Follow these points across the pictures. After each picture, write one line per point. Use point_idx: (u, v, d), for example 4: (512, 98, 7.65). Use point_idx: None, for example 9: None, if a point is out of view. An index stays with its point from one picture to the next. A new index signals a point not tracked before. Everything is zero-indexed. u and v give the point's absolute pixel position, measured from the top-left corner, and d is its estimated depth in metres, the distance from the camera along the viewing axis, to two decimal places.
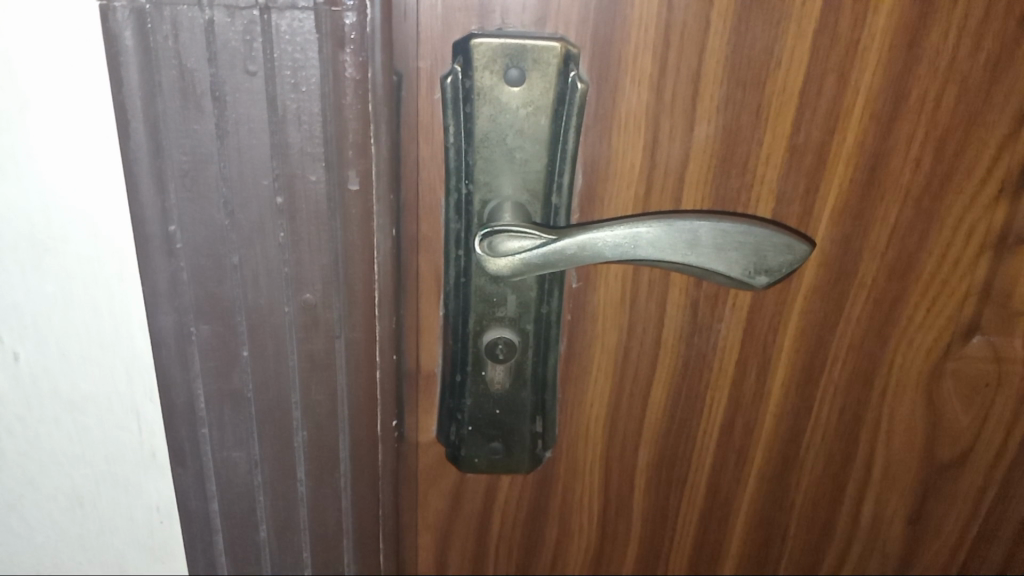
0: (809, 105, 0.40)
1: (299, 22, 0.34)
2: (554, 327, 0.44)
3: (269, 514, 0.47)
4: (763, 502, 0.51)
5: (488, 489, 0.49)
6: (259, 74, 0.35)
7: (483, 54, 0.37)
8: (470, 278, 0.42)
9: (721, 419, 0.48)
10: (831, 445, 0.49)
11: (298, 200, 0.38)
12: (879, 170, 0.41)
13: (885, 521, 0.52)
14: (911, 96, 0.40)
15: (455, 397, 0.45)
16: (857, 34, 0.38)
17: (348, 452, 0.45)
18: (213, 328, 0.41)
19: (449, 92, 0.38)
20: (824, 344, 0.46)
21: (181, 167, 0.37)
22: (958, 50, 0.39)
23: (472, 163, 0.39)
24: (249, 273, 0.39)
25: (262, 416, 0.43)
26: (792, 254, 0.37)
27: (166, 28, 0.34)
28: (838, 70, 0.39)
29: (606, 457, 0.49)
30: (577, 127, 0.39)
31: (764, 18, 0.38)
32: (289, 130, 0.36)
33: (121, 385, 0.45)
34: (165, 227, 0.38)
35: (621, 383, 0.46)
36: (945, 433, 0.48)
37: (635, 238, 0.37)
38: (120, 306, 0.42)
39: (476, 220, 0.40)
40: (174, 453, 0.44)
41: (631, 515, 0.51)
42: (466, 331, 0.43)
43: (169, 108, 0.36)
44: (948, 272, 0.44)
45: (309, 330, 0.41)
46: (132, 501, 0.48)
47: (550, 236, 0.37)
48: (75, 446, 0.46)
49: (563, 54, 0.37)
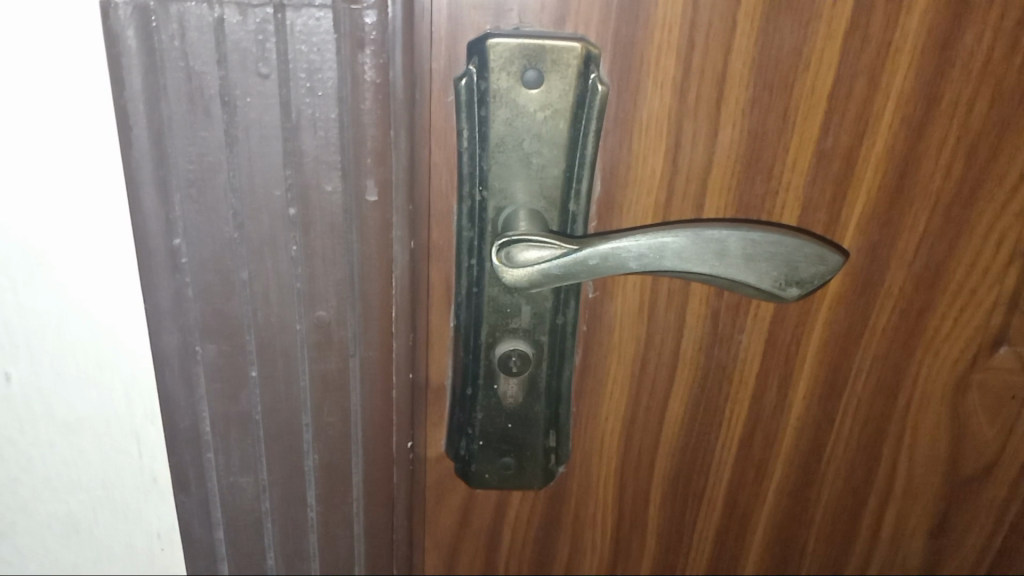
0: (837, 109, 0.38)
1: (316, 21, 0.33)
2: (570, 338, 0.42)
3: (276, 542, 0.46)
4: (782, 517, 0.50)
5: (498, 508, 0.47)
6: (272, 76, 0.34)
7: (499, 55, 0.35)
8: (482, 288, 0.39)
9: (739, 433, 0.46)
10: (852, 458, 0.48)
11: (312, 211, 0.37)
12: (908, 176, 0.40)
13: (906, 535, 0.50)
14: (942, 101, 0.38)
15: (466, 411, 0.43)
16: (888, 35, 0.37)
17: (362, 475, 0.44)
18: (219, 348, 0.40)
19: (463, 94, 0.36)
20: (848, 356, 0.44)
21: (188, 177, 0.36)
22: (992, 52, 0.37)
23: (486, 169, 0.37)
24: (257, 288, 0.38)
25: (271, 439, 0.42)
26: (824, 265, 0.36)
27: (172, 26, 0.33)
28: (869, 72, 0.37)
29: (621, 474, 0.47)
30: (597, 131, 0.37)
31: (794, 18, 0.36)
32: (303, 136, 0.35)
33: (120, 407, 0.43)
34: (170, 241, 0.37)
35: (638, 397, 0.45)
36: (970, 445, 0.47)
37: (661, 248, 0.35)
38: (119, 325, 0.40)
39: (490, 229, 0.38)
40: (178, 479, 0.43)
41: (646, 532, 0.50)
42: (478, 344, 0.41)
43: (175, 113, 0.34)
44: (976, 282, 0.42)
45: (321, 348, 0.40)
46: (132, 527, 0.47)
47: (570, 246, 0.35)
48: (71, 471, 0.44)
49: (584, 55, 0.36)
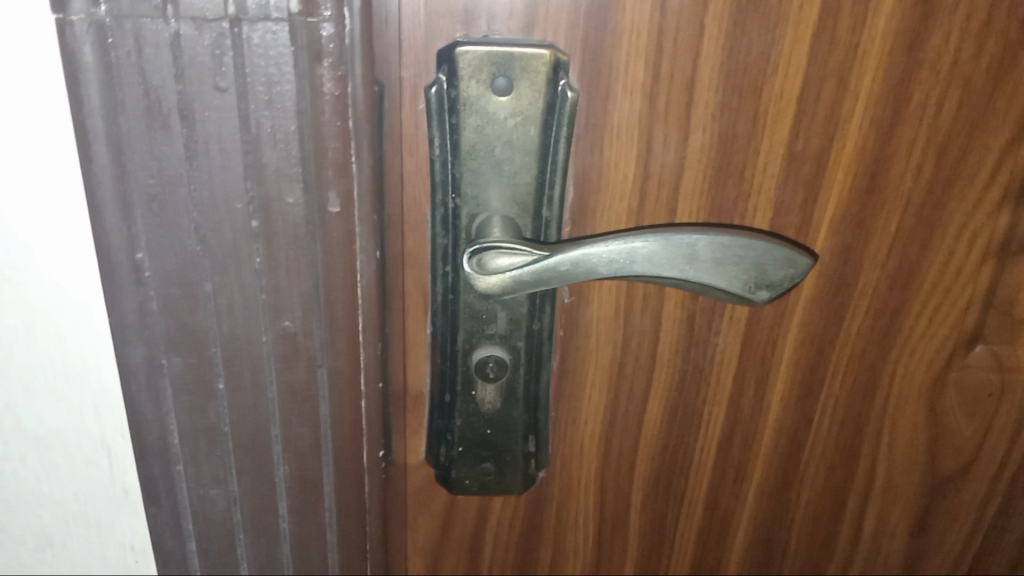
0: (807, 111, 0.38)
1: (272, 34, 0.32)
2: (547, 343, 0.42)
3: (249, 553, 0.45)
4: (763, 518, 0.50)
5: (480, 511, 0.48)
6: (230, 90, 0.33)
7: (468, 63, 0.35)
8: (458, 295, 0.40)
9: (718, 436, 0.46)
10: (831, 458, 0.48)
11: (275, 223, 0.36)
12: (879, 177, 0.40)
13: (887, 534, 0.51)
14: (911, 102, 0.38)
15: (444, 417, 0.43)
16: (855, 37, 0.37)
17: (333, 485, 0.43)
18: (185, 360, 0.39)
19: (434, 102, 0.36)
20: (825, 356, 0.44)
21: (148, 191, 0.35)
22: (960, 53, 0.37)
23: (458, 176, 0.37)
24: (222, 302, 0.38)
25: (242, 450, 0.42)
26: (793, 269, 0.36)
27: (128, 43, 0.32)
28: (837, 75, 0.38)
29: (602, 477, 0.47)
30: (568, 137, 0.37)
31: (761, 22, 0.36)
32: (264, 150, 0.34)
33: (90, 420, 0.43)
34: (133, 255, 0.37)
35: (616, 400, 0.45)
36: (949, 444, 0.47)
37: (631, 254, 0.35)
38: (87, 337, 0.40)
39: (464, 235, 0.39)
40: (147, 493, 0.43)
41: (628, 534, 0.50)
42: (455, 350, 0.41)
43: (134, 128, 0.34)
44: (950, 281, 0.43)
45: (288, 360, 0.39)
46: (106, 539, 0.47)
47: (541, 253, 0.35)
48: (43, 485, 0.44)
49: (552, 62, 0.36)
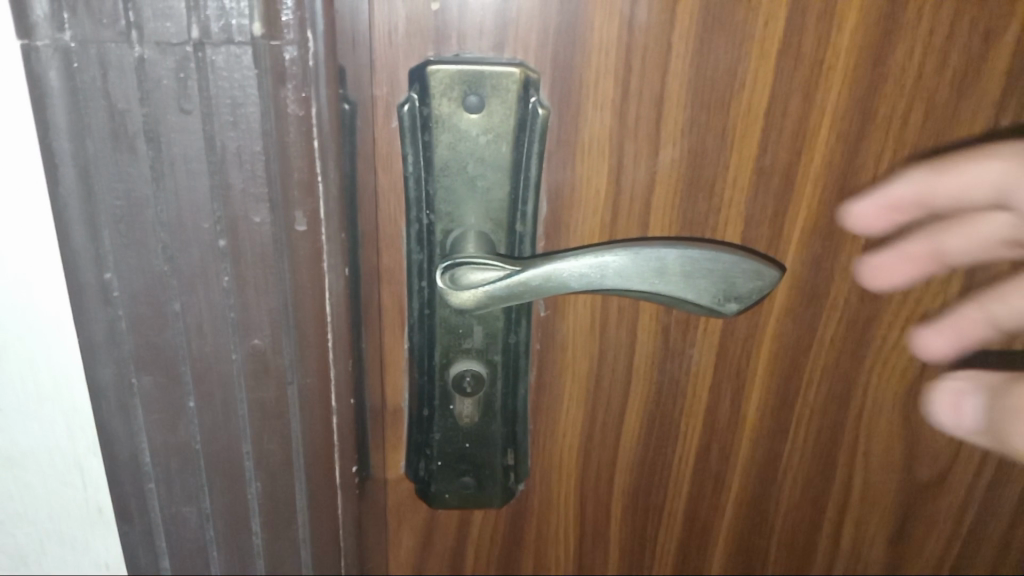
0: (774, 126, 0.39)
1: (236, 58, 0.32)
2: (524, 357, 0.42)
3: (223, 570, 0.45)
4: (742, 527, 0.50)
5: (460, 525, 0.48)
6: (195, 112, 0.33)
7: (440, 81, 0.36)
8: (434, 310, 0.40)
9: (696, 447, 0.47)
10: (808, 468, 0.48)
11: (242, 242, 0.36)
12: (848, 190, 0.41)
13: (866, 543, 0.51)
14: (877, 116, 0.39)
15: (423, 432, 0.44)
16: (820, 53, 0.37)
17: (305, 499, 0.43)
18: (155, 379, 0.39)
19: (406, 120, 0.37)
20: (798, 367, 0.45)
21: (115, 213, 0.35)
22: (923, 68, 0.38)
23: (433, 193, 0.38)
24: (191, 320, 0.38)
25: (213, 468, 0.42)
26: (762, 280, 0.36)
27: (94, 68, 0.32)
28: (803, 90, 0.38)
29: (581, 490, 0.48)
30: (540, 153, 0.38)
31: (727, 39, 0.37)
32: (229, 170, 0.34)
33: (62, 439, 0.43)
34: (101, 275, 0.37)
35: (593, 413, 0.45)
36: (924, 452, 0.47)
37: (601, 268, 0.36)
38: (57, 356, 0.40)
39: (439, 250, 0.39)
40: (120, 510, 0.43)
41: (609, 546, 0.50)
42: (432, 365, 0.42)
43: (100, 151, 0.34)
44: (921, 291, 0.43)
45: (258, 377, 0.39)
46: (80, 558, 0.47)
47: (514, 267, 0.36)
48: (16, 505, 0.44)
49: (522, 80, 0.36)
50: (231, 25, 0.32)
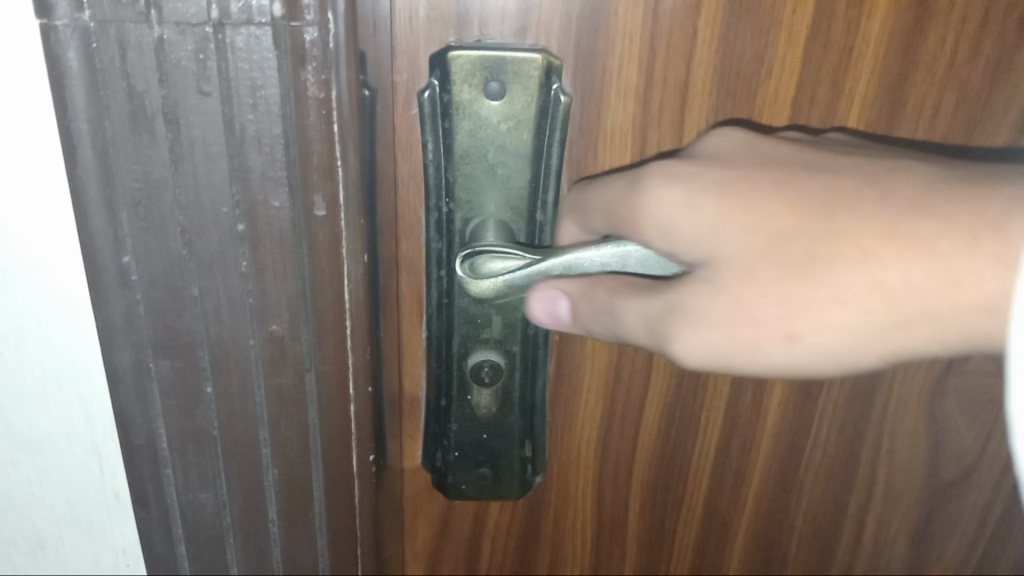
0: (801, 115, 0.38)
1: (256, 38, 0.32)
2: (542, 349, 0.42)
3: (239, 557, 0.45)
4: (761, 524, 0.49)
5: (477, 515, 0.48)
6: (214, 94, 0.33)
7: (461, 67, 0.35)
8: (452, 300, 0.40)
9: (716, 441, 0.46)
10: (830, 465, 0.47)
11: (261, 227, 0.36)
12: None
13: (887, 539, 0.50)
14: (907, 105, 0.38)
15: (440, 422, 0.43)
16: (849, 40, 0.37)
17: (322, 489, 0.43)
18: (173, 364, 0.39)
19: (427, 106, 0.36)
20: None
21: (134, 196, 0.35)
22: (955, 56, 0.37)
23: (452, 180, 0.37)
24: (209, 305, 0.38)
25: (229, 454, 0.42)
26: None
27: (113, 48, 0.32)
28: (831, 78, 0.37)
29: (598, 483, 0.47)
30: (561, 141, 0.37)
31: (754, 25, 0.36)
32: (248, 153, 0.34)
33: (80, 424, 0.43)
34: (119, 259, 0.37)
35: (613, 405, 0.45)
36: (950, 449, 0.46)
37: (624, 256, 0.35)
38: (74, 341, 0.40)
39: (458, 239, 0.39)
40: (137, 496, 0.43)
41: (625, 540, 0.50)
42: (450, 355, 0.41)
43: (119, 133, 0.34)
44: None
45: (276, 363, 0.39)
46: (97, 542, 0.47)
47: (533, 256, 0.36)
48: (34, 488, 0.44)
49: (544, 65, 0.36)
50: (252, 6, 0.31)
